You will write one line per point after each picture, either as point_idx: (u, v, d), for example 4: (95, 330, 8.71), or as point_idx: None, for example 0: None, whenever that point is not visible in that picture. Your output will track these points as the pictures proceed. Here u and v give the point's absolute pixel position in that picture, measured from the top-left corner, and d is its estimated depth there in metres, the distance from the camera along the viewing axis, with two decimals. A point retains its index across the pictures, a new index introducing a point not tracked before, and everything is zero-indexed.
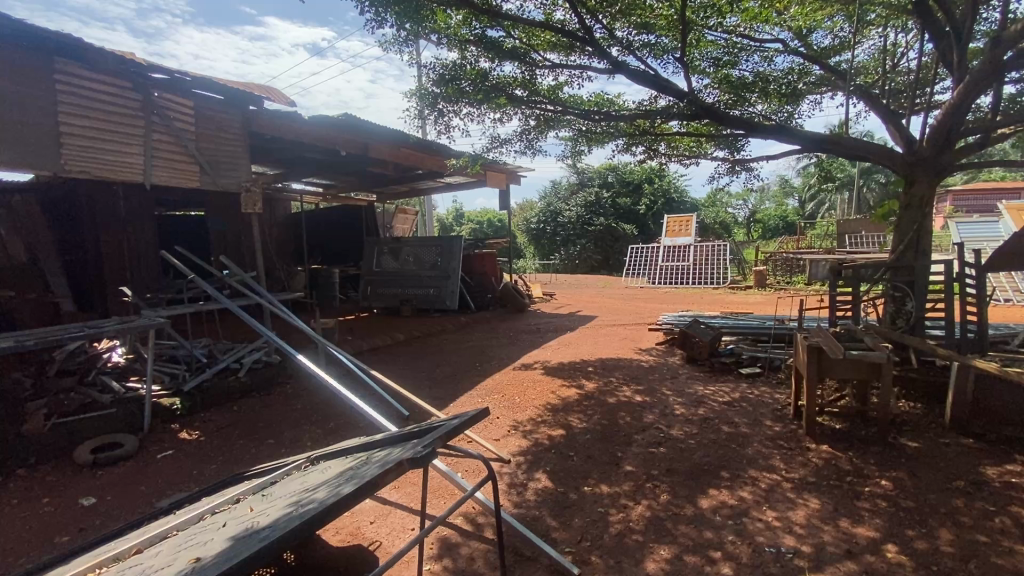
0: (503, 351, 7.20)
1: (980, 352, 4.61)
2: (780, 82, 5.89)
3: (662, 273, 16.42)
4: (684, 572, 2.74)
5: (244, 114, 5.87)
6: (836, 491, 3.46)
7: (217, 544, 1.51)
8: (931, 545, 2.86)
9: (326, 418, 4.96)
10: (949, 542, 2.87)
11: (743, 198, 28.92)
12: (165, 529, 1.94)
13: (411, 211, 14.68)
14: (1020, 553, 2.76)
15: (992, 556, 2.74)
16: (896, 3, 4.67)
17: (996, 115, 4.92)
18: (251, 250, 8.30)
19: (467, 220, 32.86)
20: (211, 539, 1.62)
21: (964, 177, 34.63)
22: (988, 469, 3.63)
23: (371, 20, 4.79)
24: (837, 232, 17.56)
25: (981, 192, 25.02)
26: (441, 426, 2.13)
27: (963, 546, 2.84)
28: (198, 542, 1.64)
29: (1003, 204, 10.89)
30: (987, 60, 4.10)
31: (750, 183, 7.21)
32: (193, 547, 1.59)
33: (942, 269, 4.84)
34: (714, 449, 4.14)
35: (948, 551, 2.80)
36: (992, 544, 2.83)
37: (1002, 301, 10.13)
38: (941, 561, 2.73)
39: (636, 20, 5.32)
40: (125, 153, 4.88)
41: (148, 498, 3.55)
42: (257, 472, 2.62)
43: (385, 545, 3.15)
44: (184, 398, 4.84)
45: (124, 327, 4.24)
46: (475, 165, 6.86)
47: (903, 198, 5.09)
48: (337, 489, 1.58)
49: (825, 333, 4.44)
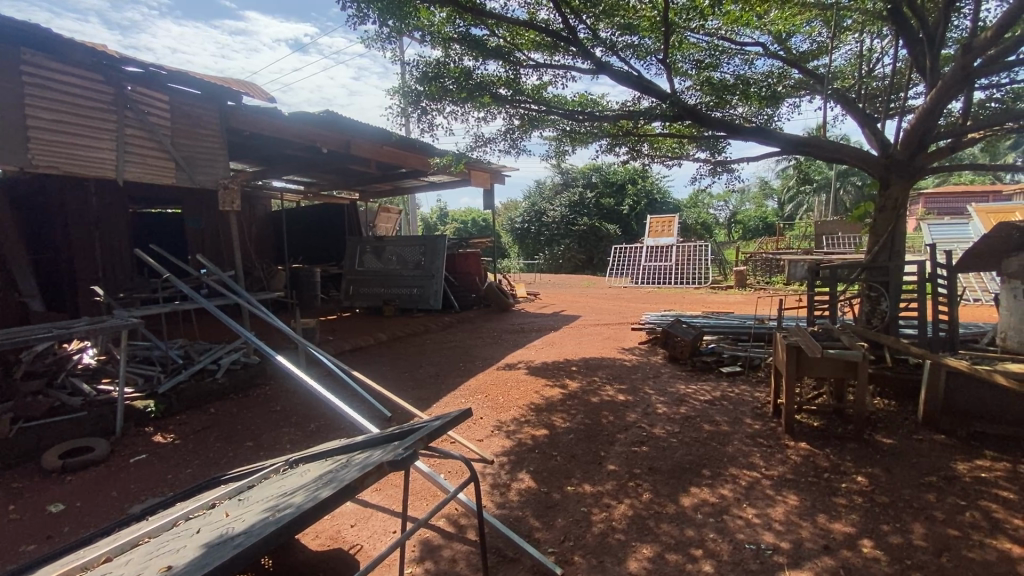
0: (486, 351, 7.17)
1: (952, 351, 4.76)
2: (760, 85, 5.94)
3: (644, 273, 16.58)
4: (665, 571, 2.74)
5: (222, 110, 5.74)
6: (814, 488, 3.52)
7: (189, 551, 1.47)
8: (905, 540, 2.92)
9: (306, 420, 4.89)
10: (923, 537, 2.93)
11: (723, 199, 29.36)
12: (137, 537, 1.88)
13: (394, 210, 14.63)
14: (991, 546, 2.83)
15: (965, 550, 2.80)
16: (872, 10, 4.76)
17: (967, 119, 5.04)
18: (229, 252, 8.16)
19: (452, 220, 32.73)
20: (185, 545, 1.58)
21: (935, 180, 35.65)
22: (960, 464, 3.73)
23: (354, 17, 4.75)
24: (815, 233, 17.96)
25: (951, 195, 25.81)
26: (422, 427, 2.12)
27: (936, 540, 2.91)
28: (171, 549, 1.60)
29: (973, 206, 11.06)
30: (959, 67, 4.24)
31: (733, 183, 7.07)
32: (164, 554, 1.55)
33: (915, 269, 4.92)
34: (695, 448, 4.17)
35: (922, 545, 2.86)
36: (964, 538, 2.90)
37: (972, 301, 10.49)
38: (915, 555, 2.79)
39: (619, 20, 5.39)
40: (97, 148, 4.72)
41: (119, 504, 3.44)
42: (233, 476, 2.57)
43: (365, 548, 3.11)
44: (159, 401, 4.73)
45: (95, 327, 4.11)
46: (459, 164, 6.80)
47: (878, 200, 5.20)
48: (315, 493, 1.54)
49: (804, 333, 4.50)
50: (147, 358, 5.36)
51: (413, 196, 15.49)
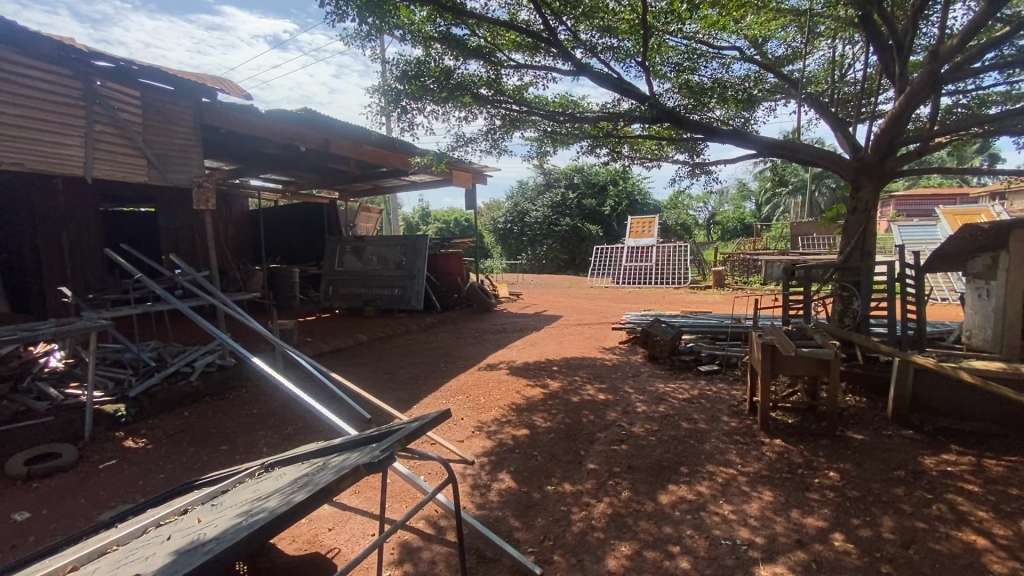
0: (467, 351, 7.15)
1: (919, 349, 4.90)
2: (738, 89, 6.05)
3: (625, 273, 16.73)
4: (643, 568, 2.78)
5: (196, 106, 5.62)
6: (788, 483, 3.60)
7: (158, 558, 1.43)
8: (874, 532, 3.00)
9: (281, 422, 4.82)
10: (891, 530, 3.02)
11: (701, 201, 29.87)
12: (106, 545, 1.83)
13: (374, 210, 14.50)
14: (956, 538, 2.93)
15: (931, 542, 2.90)
16: (844, 17, 4.90)
17: (935, 124, 5.19)
18: (204, 252, 7.99)
19: (434, 220, 32.56)
20: (154, 552, 1.54)
21: (903, 182, 36.71)
22: (927, 459, 3.86)
23: (332, 13, 4.69)
24: (791, 234, 18.32)
25: (918, 198, 26.59)
26: (400, 429, 2.11)
27: (903, 532, 3.00)
28: (140, 557, 1.55)
29: (940, 208, 11.45)
30: (926, 73, 4.37)
31: (711, 184, 7.21)
32: (133, 562, 1.51)
33: (885, 270, 5.06)
34: (673, 446, 4.23)
35: (890, 538, 2.95)
36: (930, 531, 3.00)
37: (940, 300, 10.82)
38: (884, 547, 2.87)
39: (598, 22, 5.47)
40: (63, 145, 4.56)
41: (88, 511, 3.34)
42: (207, 481, 2.52)
43: (343, 552, 3.08)
44: (130, 404, 4.60)
45: (63, 329, 3.97)
46: (440, 164, 6.77)
47: (850, 202, 5.35)
48: (289, 497, 1.53)
49: (779, 331, 4.62)
50: (116, 361, 5.21)
51: (394, 196, 15.38)
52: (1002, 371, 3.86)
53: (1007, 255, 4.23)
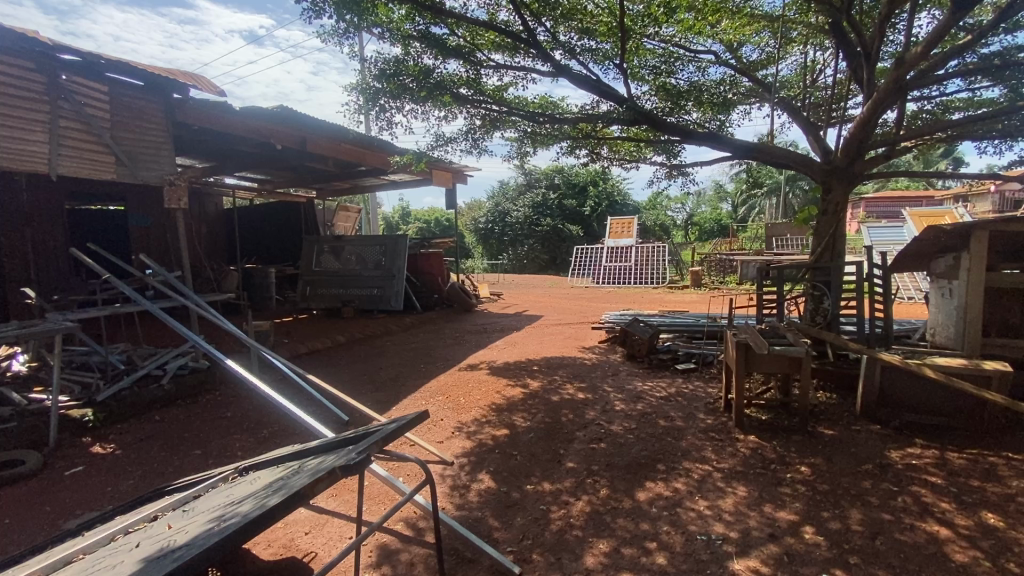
0: (446, 352, 7.12)
1: (886, 346, 5.06)
2: (712, 92, 6.17)
3: (605, 273, 16.87)
4: (621, 565, 2.81)
5: (167, 102, 5.48)
6: (761, 478, 3.68)
7: (126, 566, 1.39)
8: (843, 525, 3.10)
9: (252, 424, 4.73)
10: (859, 522, 3.11)
11: (679, 202, 30.34)
12: (72, 554, 1.77)
13: (353, 209, 14.32)
14: (920, 529, 3.03)
15: (897, 533, 2.99)
16: (814, 23, 5.03)
17: (901, 128, 5.35)
18: (177, 252, 7.80)
19: (413, 220, 32.36)
20: (123, 560, 1.50)
21: (870, 184, 37.82)
22: (893, 453, 3.98)
23: (309, 10, 4.62)
24: (765, 235, 18.68)
25: (884, 200, 27.38)
26: (378, 431, 2.09)
27: (870, 524, 3.09)
28: (108, 565, 1.51)
29: (908, 209, 11.82)
30: (892, 79, 4.51)
31: (689, 186, 7.33)
32: (101, 570, 1.46)
33: (854, 270, 5.21)
34: (651, 443, 4.29)
35: (858, 530, 3.04)
36: (895, 522, 3.10)
37: (908, 300, 11.17)
38: (852, 539, 2.96)
39: (577, 24, 5.51)
40: (27, 141, 4.40)
41: (52, 519, 3.23)
42: (179, 486, 2.46)
43: (320, 555, 3.04)
44: (97, 409, 4.46)
45: (26, 332, 3.83)
46: (419, 164, 6.72)
47: (820, 204, 5.49)
48: (263, 501, 1.50)
49: (753, 330, 4.74)
50: (81, 365, 5.05)
51: (373, 196, 15.22)
52: (963, 368, 4.00)
53: (968, 256, 4.38)
